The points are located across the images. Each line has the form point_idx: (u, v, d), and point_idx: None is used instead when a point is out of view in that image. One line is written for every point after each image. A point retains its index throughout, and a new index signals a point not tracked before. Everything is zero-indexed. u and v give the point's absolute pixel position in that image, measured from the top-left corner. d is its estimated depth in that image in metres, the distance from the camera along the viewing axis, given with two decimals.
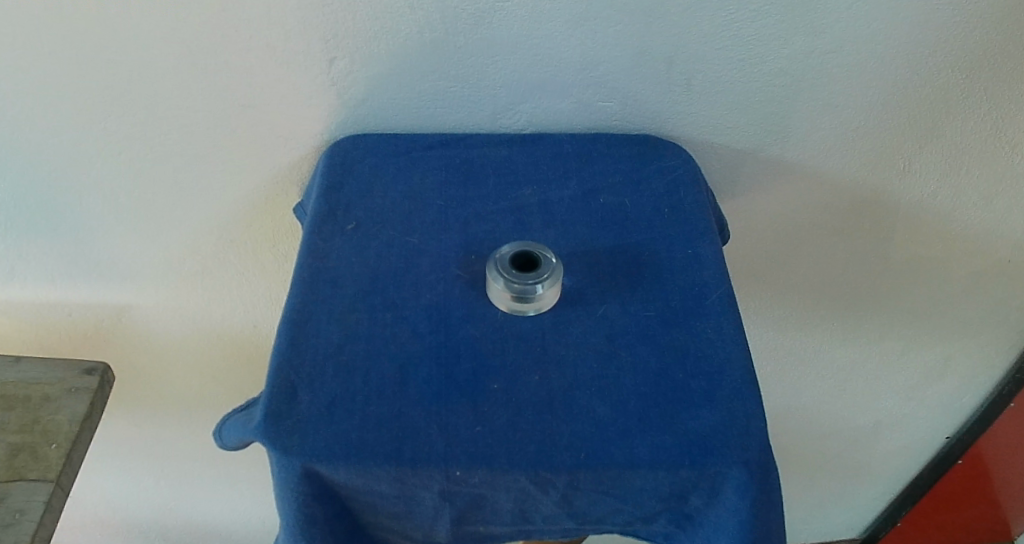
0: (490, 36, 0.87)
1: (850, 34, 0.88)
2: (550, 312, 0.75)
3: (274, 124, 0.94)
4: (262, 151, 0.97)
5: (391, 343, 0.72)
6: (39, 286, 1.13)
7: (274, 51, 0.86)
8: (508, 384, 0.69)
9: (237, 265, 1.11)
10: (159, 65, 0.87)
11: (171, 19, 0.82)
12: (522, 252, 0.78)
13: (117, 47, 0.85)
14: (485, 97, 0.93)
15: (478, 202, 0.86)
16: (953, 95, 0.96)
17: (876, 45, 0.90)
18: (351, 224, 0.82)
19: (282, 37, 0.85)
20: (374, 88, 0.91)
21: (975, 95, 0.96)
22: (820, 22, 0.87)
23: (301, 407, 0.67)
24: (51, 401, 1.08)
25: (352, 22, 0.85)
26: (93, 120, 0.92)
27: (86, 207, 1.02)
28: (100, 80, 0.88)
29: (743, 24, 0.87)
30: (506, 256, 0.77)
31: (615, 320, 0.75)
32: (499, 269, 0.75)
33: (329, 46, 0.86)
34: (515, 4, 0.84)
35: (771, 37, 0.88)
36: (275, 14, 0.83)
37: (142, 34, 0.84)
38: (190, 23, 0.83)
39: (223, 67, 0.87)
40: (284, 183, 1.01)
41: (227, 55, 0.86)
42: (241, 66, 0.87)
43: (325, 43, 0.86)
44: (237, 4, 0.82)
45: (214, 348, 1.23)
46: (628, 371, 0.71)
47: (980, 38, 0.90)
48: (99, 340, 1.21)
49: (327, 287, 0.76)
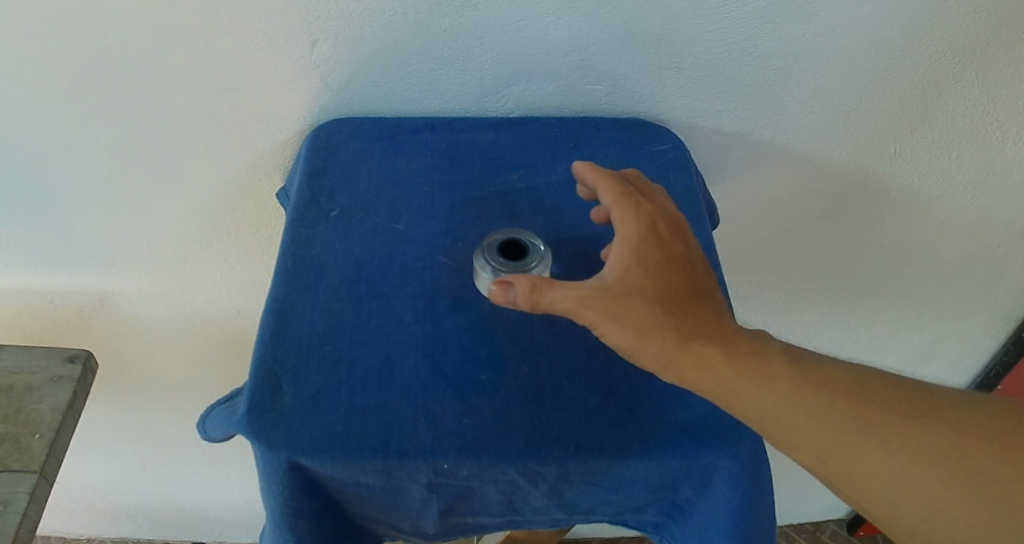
0: (476, 18, 0.85)
1: (843, 16, 0.87)
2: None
3: (256, 107, 0.92)
4: (244, 135, 0.95)
5: (377, 333, 0.71)
6: (18, 272, 1.11)
7: (254, 34, 0.84)
8: (496, 375, 0.68)
9: (221, 250, 1.09)
10: (136, 48, 0.84)
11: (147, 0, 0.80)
12: (505, 240, 0.76)
13: (92, 29, 0.82)
14: (471, 80, 0.91)
15: (464, 187, 0.85)
16: (945, 79, 0.94)
17: (868, 28, 0.88)
18: (335, 211, 0.81)
19: (263, 20, 0.83)
20: (358, 71, 0.89)
21: (968, 80, 0.94)
22: (811, 5, 0.85)
23: (285, 400, 0.65)
24: (33, 389, 1.06)
25: (335, 4, 0.82)
26: (67, 103, 0.90)
27: (65, 192, 1.00)
28: (76, 63, 0.85)
29: (733, 7, 0.85)
30: (492, 246, 0.75)
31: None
32: (485, 261, 0.73)
33: (311, 29, 0.84)
34: None
35: (762, 19, 0.87)
36: None
37: (117, 16, 0.81)
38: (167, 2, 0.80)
39: (202, 48, 0.85)
40: (266, 167, 0.99)
41: (206, 37, 0.84)
42: (220, 48, 0.85)
43: (307, 25, 0.84)
44: None
45: (199, 334, 1.21)
46: (617, 362, 0.70)
47: (974, 22, 0.88)
48: (81, 326, 1.19)
49: (311, 275, 0.74)
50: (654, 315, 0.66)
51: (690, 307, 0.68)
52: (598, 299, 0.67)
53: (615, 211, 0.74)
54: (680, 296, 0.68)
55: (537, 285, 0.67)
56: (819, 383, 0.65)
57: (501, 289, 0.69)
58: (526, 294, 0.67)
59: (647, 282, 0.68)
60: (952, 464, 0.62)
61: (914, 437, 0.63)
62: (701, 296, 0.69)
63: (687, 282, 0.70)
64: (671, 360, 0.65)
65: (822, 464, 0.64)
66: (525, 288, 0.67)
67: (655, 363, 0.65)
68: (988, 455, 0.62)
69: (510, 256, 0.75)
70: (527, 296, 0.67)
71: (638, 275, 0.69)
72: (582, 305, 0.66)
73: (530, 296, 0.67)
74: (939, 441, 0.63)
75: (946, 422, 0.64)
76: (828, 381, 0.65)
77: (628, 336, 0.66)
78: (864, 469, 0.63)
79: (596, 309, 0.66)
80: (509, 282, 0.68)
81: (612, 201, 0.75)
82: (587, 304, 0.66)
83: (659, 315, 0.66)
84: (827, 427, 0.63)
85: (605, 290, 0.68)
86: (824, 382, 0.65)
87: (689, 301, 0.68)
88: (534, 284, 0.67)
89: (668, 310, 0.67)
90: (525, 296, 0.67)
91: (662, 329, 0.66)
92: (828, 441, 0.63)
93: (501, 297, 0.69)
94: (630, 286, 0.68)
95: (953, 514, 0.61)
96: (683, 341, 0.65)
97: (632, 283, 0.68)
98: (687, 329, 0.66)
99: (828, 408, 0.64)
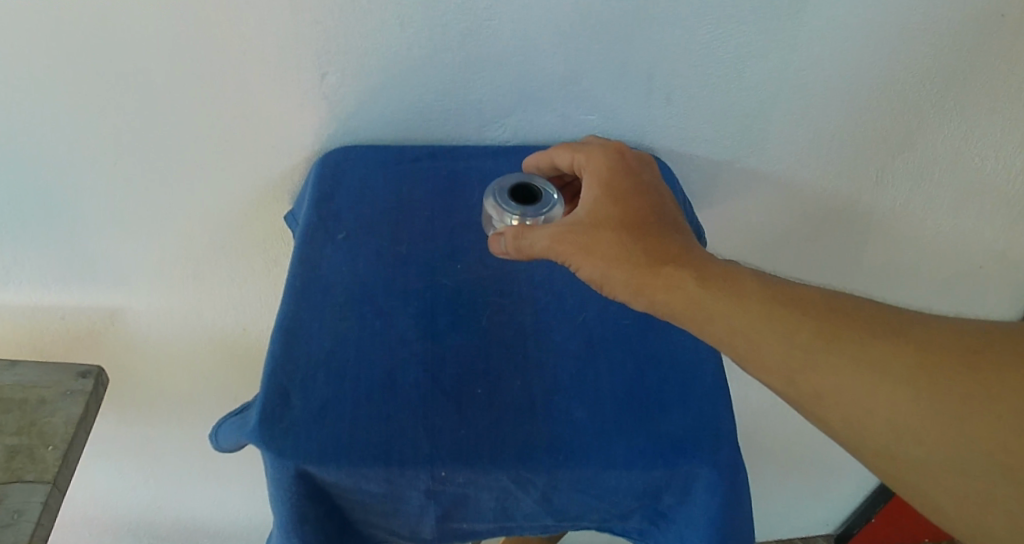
0: (477, 52, 0.90)
1: (822, 50, 0.92)
2: (532, 318, 0.79)
3: (268, 133, 0.97)
4: (255, 159, 1.00)
5: (380, 349, 0.75)
6: (33, 290, 1.15)
7: (269, 65, 0.89)
8: (491, 388, 0.73)
9: (230, 268, 1.14)
10: (158, 76, 0.90)
11: (172, 31, 0.85)
12: (518, 185, 0.82)
13: (118, 57, 0.87)
14: (471, 110, 0.96)
15: (464, 212, 0.90)
16: (923, 110, 0.99)
17: (847, 62, 0.94)
18: (341, 233, 0.85)
19: (277, 52, 0.88)
20: (365, 100, 0.94)
21: (946, 111, 0.99)
22: (792, 39, 0.91)
23: (293, 413, 0.70)
24: (47, 403, 1.10)
25: (345, 38, 0.88)
26: (90, 126, 0.95)
27: (82, 211, 1.05)
28: (101, 89, 0.91)
29: (720, 41, 0.91)
30: (503, 191, 0.81)
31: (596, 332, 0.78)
32: (496, 208, 0.80)
33: (321, 61, 0.89)
34: (502, 21, 0.88)
35: (748, 53, 0.92)
36: (270, 29, 0.86)
37: (142, 46, 0.87)
38: (191, 32, 0.86)
39: (220, 75, 0.90)
40: (275, 189, 1.04)
41: (224, 67, 0.89)
42: (237, 78, 0.90)
43: (318, 58, 0.89)
44: (237, 19, 0.85)
45: (206, 350, 1.25)
46: (607, 377, 0.75)
47: (950, 57, 0.94)
48: (92, 341, 1.23)
49: (319, 294, 0.79)
50: (624, 242, 0.74)
51: (659, 236, 0.75)
52: (570, 233, 0.75)
53: (578, 159, 0.84)
54: (648, 227, 0.76)
55: (520, 232, 0.76)
56: (833, 335, 0.66)
57: (495, 243, 0.78)
58: (513, 242, 0.76)
59: (613, 212, 0.77)
60: (974, 410, 0.61)
61: (933, 384, 0.63)
62: (667, 225, 0.77)
63: (654, 213, 0.78)
64: (640, 284, 0.72)
65: (837, 419, 0.65)
66: (510, 236, 0.76)
67: (624, 287, 0.72)
68: (1005, 398, 0.61)
69: (523, 199, 0.81)
70: (514, 246, 0.76)
71: (607, 207, 0.78)
72: (557, 241, 0.74)
73: (516, 245, 0.76)
74: (960, 385, 0.62)
75: (972, 373, 0.62)
76: (835, 321, 0.67)
77: (598, 266, 0.73)
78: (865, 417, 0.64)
79: (569, 242, 0.74)
80: (500, 232, 0.78)
81: (567, 154, 0.84)
82: (561, 238, 0.74)
83: (628, 242, 0.74)
84: (837, 378, 0.65)
85: (575, 223, 0.76)
86: (836, 332, 0.66)
87: (659, 231, 0.76)
88: (520, 230, 0.76)
89: (637, 238, 0.74)
90: (512, 245, 0.76)
91: (632, 255, 0.73)
92: (837, 391, 0.65)
93: (498, 249, 0.78)
94: (598, 218, 0.76)
95: (959, 477, 0.62)
96: (651, 265, 0.72)
97: (599, 215, 0.77)
98: (659, 257, 0.73)
99: (829, 348, 0.66)
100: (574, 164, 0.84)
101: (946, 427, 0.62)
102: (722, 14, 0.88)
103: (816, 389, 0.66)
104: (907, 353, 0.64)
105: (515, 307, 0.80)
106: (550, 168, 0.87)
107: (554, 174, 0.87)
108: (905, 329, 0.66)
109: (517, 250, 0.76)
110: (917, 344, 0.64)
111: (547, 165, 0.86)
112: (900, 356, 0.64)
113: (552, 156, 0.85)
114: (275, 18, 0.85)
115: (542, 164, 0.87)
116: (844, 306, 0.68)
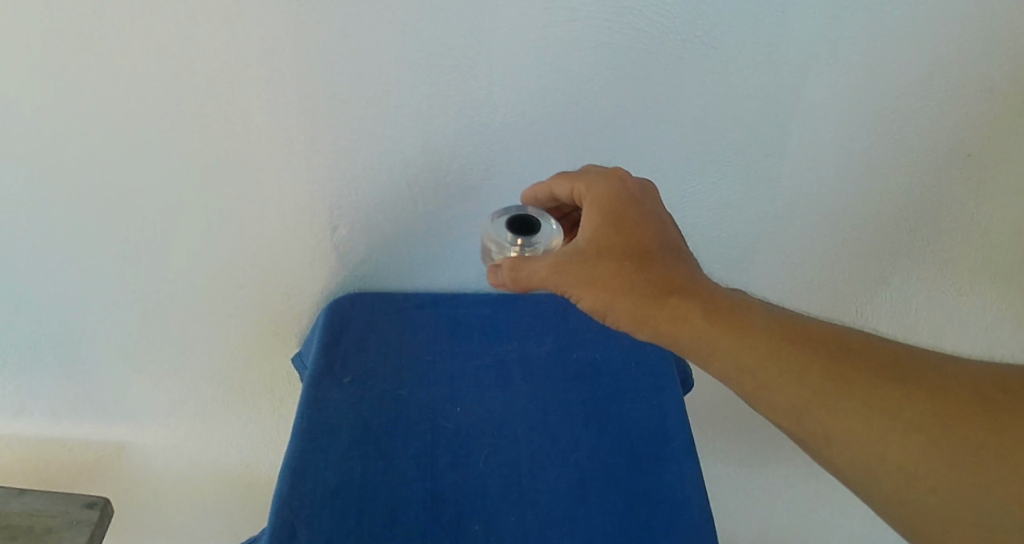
0: (479, 208, 0.89)
1: (832, 198, 0.91)
2: (534, 447, 0.81)
3: (274, 280, 0.92)
4: (259, 304, 0.95)
5: (383, 487, 0.76)
6: (43, 423, 1.09)
7: (282, 216, 0.86)
8: (485, 525, 0.74)
9: (231, 411, 1.09)
10: (164, 223, 0.85)
11: (183, 174, 0.81)
12: (517, 211, 0.79)
13: (123, 202, 0.83)
14: (473, 265, 0.95)
15: (463, 358, 0.89)
16: (921, 252, 0.99)
17: (857, 206, 0.93)
18: (347, 377, 0.84)
19: (291, 207, 0.85)
20: (364, 260, 0.92)
21: (936, 258, 0.99)
22: (804, 189, 0.90)
23: (311, 496, 0.74)
24: (51, 532, 1.07)
25: (355, 195, 0.84)
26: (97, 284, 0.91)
27: (87, 352, 0.99)
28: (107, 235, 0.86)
29: (732, 187, 0.90)
30: (502, 219, 0.78)
31: (587, 460, 0.80)
32: (493, 235, 0.78)
33: (333, 217, 0.86)
34: (504, 176, 0.86)
35: (762, 196, 0.91)
36: (285, 182, 0.82)
37: (150, 188, 0.82)
38: (194, 193, 0.83)
39: (222, 233, 0.87)
40: (276, 332, 0.99)
41: (235, 214, 0.85)
42: (248, 228, 0.87)
43: (330, 214, 0.86)
44: (250, 159, 0.80)
45: (205, 490, 1.19)
46: (606, 495, 0.77)
47: (954, 196, 0.92)
48: (96, 474, 1.16)
49: (324, 437, 0.78)
50: (627, 271, 0.73)
51: (664, 264, 0.74)
52: (570, 263, 0.73)
53: (576, 187, 0.78)
54: (652, 254, 0.74)
55: (516, 263, 0.74)
56: (836, 371, 0.69)
57: (493, 275, 0.76)
58: (509, 274, 0.74)
59: (615, 240, 0.74)
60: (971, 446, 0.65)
61: (934, 425, 0.66)
62: (669, 252, 0.75)
63: (657, 239, 0.75)
64: (646, 316, 0.72)
65: (833, 440, 0.69)
66: (506, 267, 0.74)
67: (629, 318, 0.72)
68: (993, 442, 0.65)
69: (521, 224, 0.78)
70: (512, 279, 0.74)
71: (608, 232, 0.75)
72: (556, 270, 0.73)
73: (513, 276, 0.74)
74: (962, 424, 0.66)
75: (974, 415, 0.66)
76: (842, 361, 0.70)
77: (600, 297, 0.73)
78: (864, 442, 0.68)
79: (568, 272, 0.73)
80: (497, 263, 0.75)
81: (566, 183, 0.79)
82: (561, 268, 0.73)
83: (632, 272, 0.73)
84: (843, 415, 0.68)
85: (574, 252, 0.74)
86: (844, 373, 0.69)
87: (664, 259, 0.74)
88: (517, 259, 0.74)
89: (643, 266, 0.73)
90: (509, 277, 0.74)
91: (637, 284, 0.72)
92: (846, 425, 0.68)
93: (496, 280, 0.76)
94: (599, 246, 0.74)
95: (947, 503, 0.65)
96: (658, 297, 0.72)
97: (601, 242, 0.75)
98: (665, 286, 0.72)
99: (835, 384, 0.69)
100: (573, 192, 0.79)
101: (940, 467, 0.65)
102: (725, 160, 0.87)
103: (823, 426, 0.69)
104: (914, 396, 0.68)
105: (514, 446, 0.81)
106: (549, 200, 0.82)
107: (553, 205, 0.82)
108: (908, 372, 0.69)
109: (514, 283, 0.74)
110: (920, 386, 0.68)
111: (545, 196, 0.82)
112: (905, 396, 0.68)
113: (550, 186, 0.80)
114: (283, 180, 0.82)
115: (540, 197, 0.82)
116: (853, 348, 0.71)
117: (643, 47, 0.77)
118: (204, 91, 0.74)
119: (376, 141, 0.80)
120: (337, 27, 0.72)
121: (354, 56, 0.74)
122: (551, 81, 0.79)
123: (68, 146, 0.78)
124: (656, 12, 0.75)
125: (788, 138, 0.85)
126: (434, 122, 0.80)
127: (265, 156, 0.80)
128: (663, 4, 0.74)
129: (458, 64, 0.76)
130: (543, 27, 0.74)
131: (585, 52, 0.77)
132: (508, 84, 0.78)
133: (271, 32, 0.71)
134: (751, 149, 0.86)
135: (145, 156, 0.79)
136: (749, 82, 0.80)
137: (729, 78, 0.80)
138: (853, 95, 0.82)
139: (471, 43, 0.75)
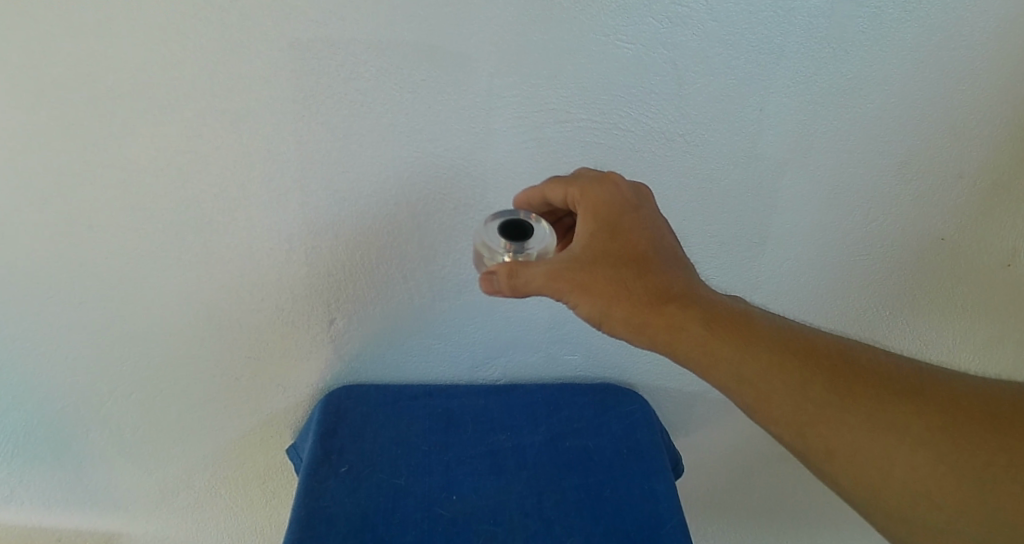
0: (447, 328, 0.74)
1: (882, 300, 0.78)
2: (540, 435, 0.74)
3: (208, 434, 0.77)
4: (188, 457, 0.79)
5: None
6: None
7: (233, 369, 0.72)
8: None
9: None
10: (92, 397, 0.72)
11: (108, 330, 0.68)
12: (510, 211, 0.59)
13: (44, 380, 0.70)
14: (433, 350, 0.75)
15: None
16: (976, 358, 0.83)
17: (905, 312, 0.79)
18: None
19: (240, 355, 0.71)
20: None
21: (994, 364, 0.84)
22: (855, 269, 0.75)
23: (326, 538, 0.63)
24: None
25: (317, 337, 0.72)
26: (73, 453, 0.76)
27: None
28: (20, 418, 0.73)
29: (775, 272, 0.74)
30: (495, 220, 0.59)
31: (596, 464, 0.71)
32: (483, 239, 0.58)
33: (294, 354, 0.73)
34: (470, 307, 0.72)
35: (801, 306, 0.77)
36: (232, 319, 0.69)
37: (65, 344, 0.68)
38: (204, 359, 0.71)
39: (222, 411, 0.75)
40: (211, 501, 0.83)
41: (172, 367, 0.71)
42: (187, 385, 0.73)
43: (291, 360, 0.73)
44: (188, 302, 0.67)
45: None
46: (623, 494, 0.69)
47: (914, 255, 0.74)
48: None
49: None
50: (624, 279, 0.54)
51: (664, 270, 0.55)
52: (565, 270, 0.54)
53: (570, 192, 0.59)
54: (650, 257, 0.55)
55: (514, 268, 0.55)
56: (852, 394, 0.50)
57: (486, 282, 0.56)
58: (507, 282, 0.54)
59: (614, 244, 0.56)
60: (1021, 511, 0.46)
61: (981, 479, 0.47)
62: (673, 257, 0.56)
63: (658, 243, 0.56)
64: (641, 324, 0.53)
65: (856, 498, 0.50)
66: (502, 274, 0.55)
67: (626, 330, 0.54)
68: (1004, 462, 0.47)
69: (516, 227, 0.58)
70: (510, 287, 0.54)
71: (604, 239, 0.56)
72: (552, 278, 0.54)
73: (511, 285, 0.54)
74: (1002, 474, 0.47)
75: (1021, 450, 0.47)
76: (873, 385, 0.50)
77: (596, 305, 0.54)
78: (908, 505, 0.48)
79: (565, 280, 0.54)
80: (491, 269, 0.56)
81: (560, 187, 0.59)
82: (556, 276, 0.54)
83: (628, 277, 0.54)
84: (844, 429, 0.49)
85: (571, 258, 0.55)
86: (851, 386, 0.50)
87: (665, 263, 0.55)
88: (515, 264, 0.55)
89: (638, 270, 0.55)
90: (506, 286, 0.55)
91: (632, 293, 0.54)
92: (848, 446, 0.49)
93: (490, 290, 0.56)
94: (597, 250, 0.56)
95: None
96: (652, 302, 0.53)
97: (598, 245, 0.56)
98: (665, 292, 0.54)
99: (864, 418, 0.49)
100: (567, 200, 0.59)
101: (945, 479, 0.47)
102: (753, 267, 0.74)
103: (831, 441, 0.50)
104: (959, 423, 0.48)
105: (521, 435, 0.74)
106: (543, 206, 0.62)
107: (548, 211, 0.62)
108: (947, 393, 0.50)
109: (514, 293, 0.55)
110: (950, 411, 0.49)
111: (538, 201, 0.61)
112: (952, 426, 0.48)
113: (543, 190, 0.60)
114: (247, 286, 0.67)
115: (533, 201, 0.62)
116: (875, 363, 0.52)
117: (623, 158, 0.64)
118: (165, 229, 0.62)
119: (368, 254, 0.67)
120: (331, 159, 0.60)
121: (328, 183, 0.62)
122: (530, 146, 0.63)
123: (73, 323, 0.67)
124: (646, 112, 0.62)
125: (773, 216, 0.70)
126: (436, 273, 0.69)
127: (205, 286, 0.66)
128: (649, 104, 0.61)
129: (430, 182, 0.63)
130: (530, 120, 0.61)
131: (579, 152, 0.63)
132: (498, 180, 0.64)
133: (254, 148, 0.59)
134: (809, 252, 0.73)
135: (176, 318, 0.68)
136: (807, 173, 0.67)
137: (802, 170, 0.67)
138: (873, 144, 0.66)
139: (463, 146, 0.62)
